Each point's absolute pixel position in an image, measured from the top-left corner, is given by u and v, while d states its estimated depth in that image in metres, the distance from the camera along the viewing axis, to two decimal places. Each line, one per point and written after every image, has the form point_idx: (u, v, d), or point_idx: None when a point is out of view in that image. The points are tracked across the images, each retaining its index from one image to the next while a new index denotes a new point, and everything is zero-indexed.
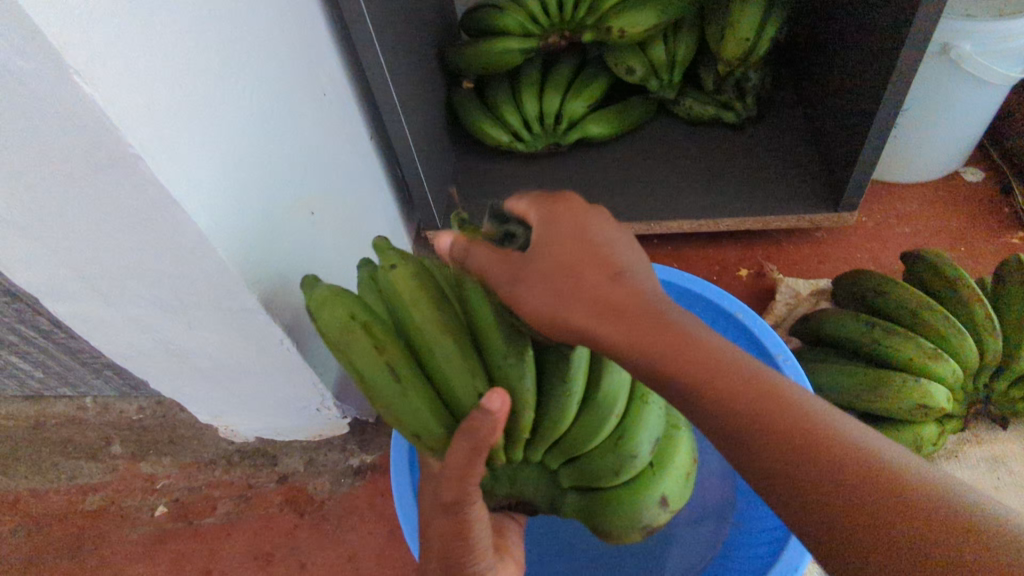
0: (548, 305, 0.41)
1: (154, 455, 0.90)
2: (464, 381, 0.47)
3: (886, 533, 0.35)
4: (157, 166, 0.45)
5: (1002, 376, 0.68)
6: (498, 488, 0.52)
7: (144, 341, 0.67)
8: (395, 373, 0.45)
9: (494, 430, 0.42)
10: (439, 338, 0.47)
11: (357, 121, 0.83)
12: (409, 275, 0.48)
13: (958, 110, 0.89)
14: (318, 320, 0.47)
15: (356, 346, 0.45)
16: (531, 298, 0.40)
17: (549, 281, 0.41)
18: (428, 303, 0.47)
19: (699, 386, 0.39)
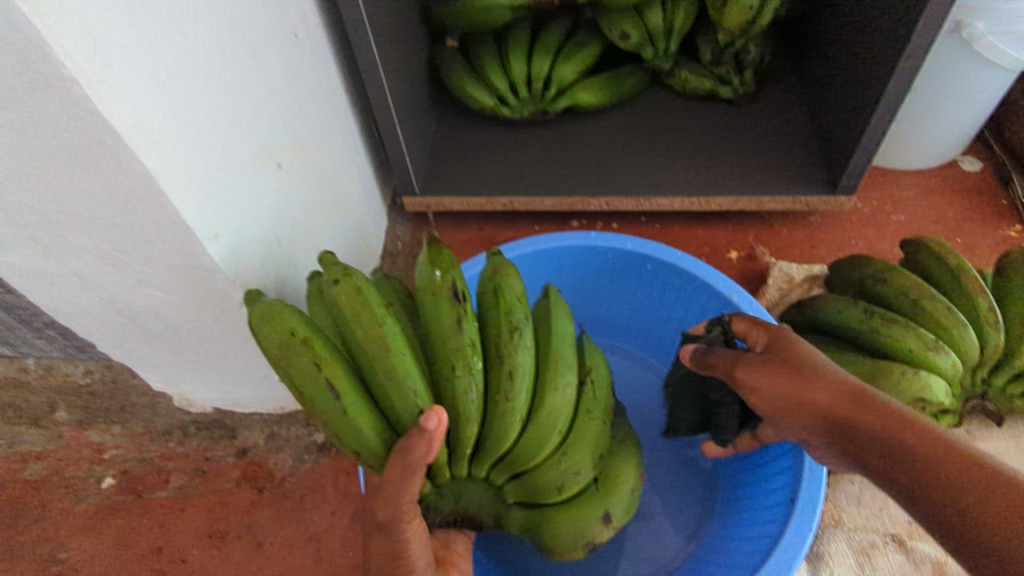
0: (757, 381, 0.54)
1: (103, 423, 0.84)
2: (404, 395, 0.46)
3: (1006, 524, 0.39)
4: (97, 96, 0.39)
5: (1001, 372, 0.66)
6: (442, 502, 0.50)
7: (89, 299, 0.61)
8: (336, 391, 0.45)
9: (428, 449, 0.43)
10: (383, 353, 0.46)
11: (332, 71, 0.76)
12: (352, 290, 0.47)
13: (964, 90, 0.85)
14: (261, 335, 0.47)
15: (298, 364, 0.45)
16: (745, 376, 0.54)
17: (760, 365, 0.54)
18: (371, 319, 0.46)
19: (841, 424, 0.49)
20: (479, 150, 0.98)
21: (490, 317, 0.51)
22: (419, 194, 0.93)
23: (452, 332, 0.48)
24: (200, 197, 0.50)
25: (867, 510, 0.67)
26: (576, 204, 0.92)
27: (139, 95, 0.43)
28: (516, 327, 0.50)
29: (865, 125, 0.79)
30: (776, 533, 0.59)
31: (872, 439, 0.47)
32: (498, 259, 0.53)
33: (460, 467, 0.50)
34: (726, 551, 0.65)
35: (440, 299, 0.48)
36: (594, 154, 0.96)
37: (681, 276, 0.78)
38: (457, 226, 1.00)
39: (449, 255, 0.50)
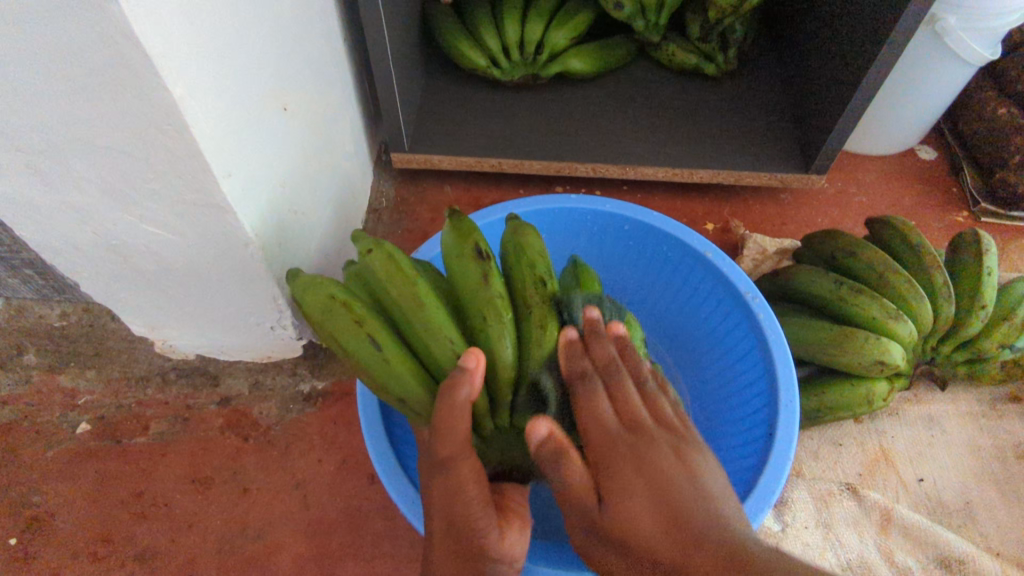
0: (640, 514, 0.38)
1: (75, 368, 0.81)
2: (441, 341, 0.47)
3: None
4: (130, 12, 0.39)
5: (947, 341, 0.73)
6: (489, 454, 0.50)
7: (83, 233, 0.60)
8: (377, 345, 0.46)
9: (472, 387, 0.44)
10: (420, 308, 0.47)
11: (332, 16, 0.75)
12: (386, 254, 0.48)
13: (928, 81, 0.92)
14: (303, 301, 0.48)
15: (340, 323, 0.46)
16: (636, 509, 0.38)
17: (637, 483, 0.39)
18: (404, 280, 0.47)
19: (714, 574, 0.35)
20: (467, 110, 0.98)
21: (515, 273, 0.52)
22: (408, 149, 0.92)
23: (478, 286, 0.49)
24: (216, 132, 0.49)
25: (824, 463, 0.74)
26: (564, 169, 0.93)
27: (166, 17, 0.42)
28: (540, 279, 0.52)
29: (840, 110, 0.84)
30: (757, 466, 0.63)
31: None
32: (517, 222, 0.55)
33: (500, 413, 0.50)
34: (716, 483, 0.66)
35: (464, 254, 0.50)
36: (584, 122, 0.97)
37: (656, 237, 0.80)
38: (444, 185, 1.00)
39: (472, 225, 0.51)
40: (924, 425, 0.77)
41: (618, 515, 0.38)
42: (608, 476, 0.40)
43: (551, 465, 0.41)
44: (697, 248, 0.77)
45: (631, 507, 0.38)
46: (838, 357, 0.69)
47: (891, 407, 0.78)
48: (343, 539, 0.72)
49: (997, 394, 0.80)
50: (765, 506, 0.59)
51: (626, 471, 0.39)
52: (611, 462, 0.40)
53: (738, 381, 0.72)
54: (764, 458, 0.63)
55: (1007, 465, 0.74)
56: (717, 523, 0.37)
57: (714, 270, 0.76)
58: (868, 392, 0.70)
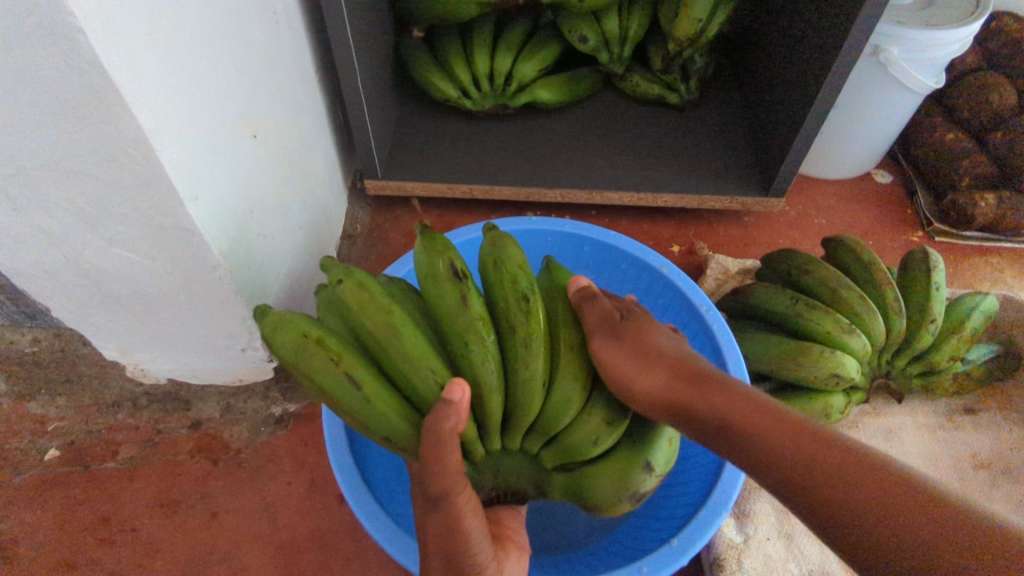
0: (660, 356, 0.49)
1: (45, 395, 0.81)
2: (424, 374, 0.46)
3: (879, 501, 0.39)
4: (100, 44, 0.41)
5: (902, 355, 0.76)
6: (482, 479, 0.52)
7: (53, 257, 0.61)
8: (357, 384, 0.45)
9: (458, 419, 0.44)
10: (399, 339, 0.46)
11: (304, 48, 0.78)
12: (358, 284, 0.47)
13: (878, 109, 0.96)
14: (272, 342, 0.46)
15: (315, 362, 0.44)
16: (656, 342, 0.51)
17: (652, 337, 0.51)
18: (378, 309, 0.47)
19: (717, 420, 0.46)
20: (438, 139, 1.01)
21: (495, 287, 0.51)
22: (381, 177, 0.95)
23: (458, 310, 0.48)
24: (183, 155, 0.51)
25: None
26: (534, 195, 0.96)
27: (134, 49, 0.44)
28: (523, 295, 0.50)
29: (794, 134, 0.87)
30: (709, 480, 0.65)
31: (741, 431, 0.45)
32: (494, 232, 0.52)
33: (491, 441, 0.51)
34: (681, 495, 0.68)
35: (441, 278, 0.48)
36: (552, 149, 1.00)
37: (620, 256, 0.82)
38: (418, 212, 1.03)
39: (444, 239, 0.51)
40: (883, 436, 0.79)
41: (642, 345, 0.50)
42: (631, 324, 0.52)
43: (587, 301, 0.52)
44: (652, 264, 0.80)
45: (649, 338, 0.51)
46: (796, 372, 0.71)
47: (852, 420, 0.81)
48: (313, 559, 0.72)
49: (953, 407, 0.82)
50: (718, 517, 0.60)
51: (649, 331, 0.52)
52: (639, 322, 0.53)
53: None
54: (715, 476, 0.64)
55: (962, 475, 0.77)
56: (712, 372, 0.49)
57: (671, 285, 0.79)
58: (825, 405, 0.72)
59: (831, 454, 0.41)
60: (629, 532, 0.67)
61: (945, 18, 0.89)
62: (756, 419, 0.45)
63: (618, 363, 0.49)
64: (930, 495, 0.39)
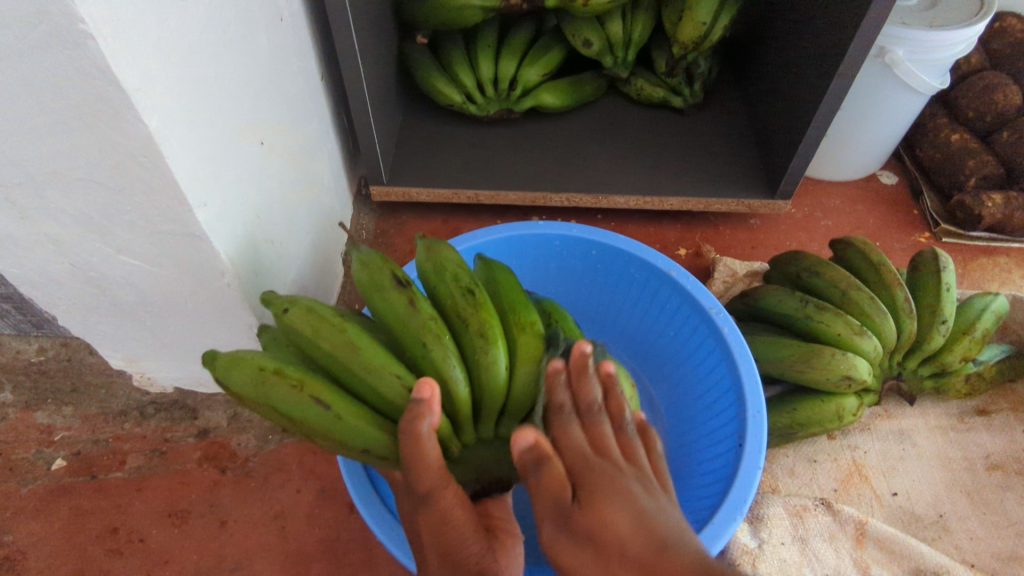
0: (628, 546, 0.33)
1: (52, 405, 0.81)
2: (387, 379, 0.45)
3: None
4: (108, 49, 0.41)
5: (913, 356, 0.75)
6: (462, 475, 0.48)
7: (62, 266, 0.61)
8: (326, 405, 0.43)
9: (432, 416, 0.42)
10: (357, 355, 0.45)
11: (309, 54, 0.77)
12: (306, 310, 0.47)
13: (884, 110, 0.96)
14: (227, 384, 0.43)
15: (278, 395, 0.42)
16: (616, 520, 0.34)
17: (612, 505, 0.35)
18: (332, 329, 0.46)
19: None
20: (442, 144, 1.01)
21: (438, 291, 0.51)
22: (386, 183, 0.95)
23: (408, 314, 0.47)
24: (192, 162, 0.51)
25: (799, 480, 0.75)
26: (539, 199, 0.96)
27: (143, 55, 0.44)
28: (466, 289, 0.50)
29: (800, 137, 0.87)
30: (728, 475, 0.65)
31: None
32: (425, 240, 0.53)
33: (465, 432, 0.48)
34: (699, 496, 0.68)
35: (385, 287, 0.48)
36: (557, 153, 1.00)
37: (626, 259, 0.82)
38: (422, 218, 1.02)
39: (376, 256, 0.50)
40: (896, 439, 0.79)
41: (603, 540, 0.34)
42: (584, 493, 0.36)
43: (533, 471, 0.38)
44: (659, 266, 0.79)
45: (607, 512, 0.35)
46: (807, 374, 0.70)
47: (864, 422, 0.80)
48: (323, 567, 0.72)
49: (965, 408, 0.82)
50: (743, 508, 0.61)
51: (602, 491, 0.36)
52: (596, 486, 0.36)
53: (707, 394, 0.75)
54: (734, 470, 0.64)
55: (976, 477, 0.76)
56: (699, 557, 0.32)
57: (677, 286, 0.78)
58: (838, 407, 0.71)
59: None
60: None
61: (949, 18, 0.89)
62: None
63: None
64: None
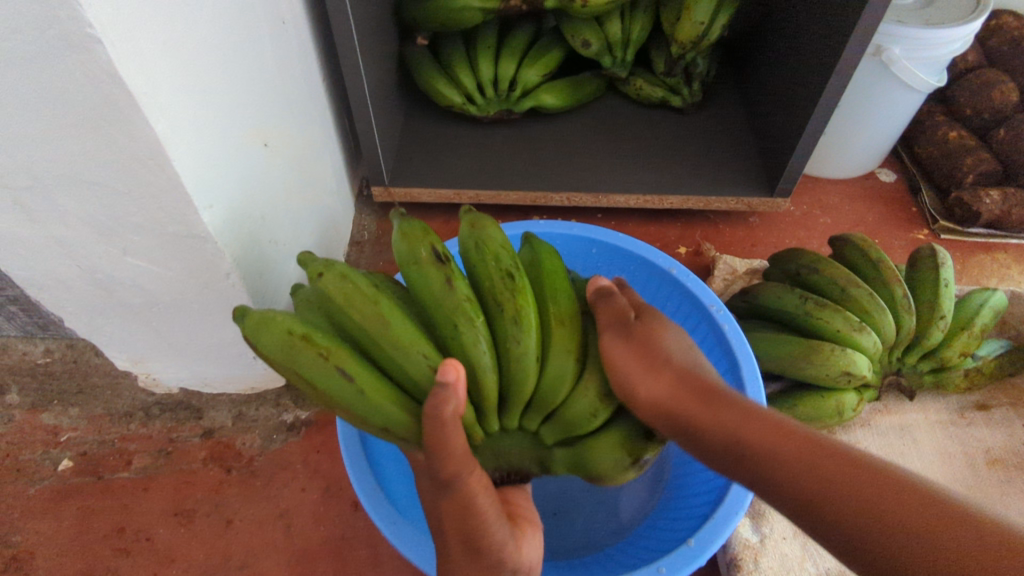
0: (671, 352, 0.47)
1: (58, 406, 0.82)
2: (416, 360, 0.45)
3: (856, 492, 0.38)
4: (115, 53, 0.42)
5: (912, 351, 0.76)
6: (484, 462, 0.51)
7: (69, 268, 0.62)
8: (350, 377, 0.44)
9: (457, 401, 0.42)
10: (386, 328, 0.45)
11: (311, 56, 0.78)
12: (340, 276, 0.46)
13: (882, 108, 0.96)
14: (255, 344, 0.44)
15: (305, 362, 0.43)
16: (665, 336, 0.48)
17: (662, 331, 0.48)
18: (365, 300, 0.46)
19: (714, 426, 0.42)
20: (443, 145, 1.02)
21: (477, 270, 0.50)
22: (388, 184, 0.95)
23: (443, 293, 0.47)
24: (197, 163, 0.52)
25: None
26: (539, 199, 0.96)
27: (149, 59, 0.45)
28: (507, 273, 0.49)
29: (798, 135, 0.88)
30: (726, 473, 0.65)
31: (722, 432, 0.42)
32: (470, 214, 0.52)
33: (489, 421, 0.50)
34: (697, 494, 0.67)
35: (424, 263, 0.47)
36: (557, 153, 1.01)
37: (626, 259, 0.83)
38: (424, 218, 1.03)
39: (421, 225, 0.49)
40: (896, 434, 0.79)
41: (653, 336, 0.47)
42: (645, 320, 0.49)
43: (601, 297, 0.50)
44: (660, 266, 0.80)
45: (658, 330, 0.48)
46: (807, 371, 0.71)
47: (864, 418, 0.81)
48: (329, 565, 0.72)
49: (964, 403, 0.82)
50: (742, 507, 0.61)
51: (659, 327, 0.49)
52: (657, 318, 0.49)
53: None
54: None
55: (976, 471, 0.77)
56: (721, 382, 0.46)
57: (679, 285, 0.79)
58: (838, 402, 0.72)
59: (819, 455, 0.40)
60: (644, 532, 0.69)
61: (945, 17, 0.89)
62: (779, 448, 0.41)
63: (620, 360, 0.46)
64: (883, 473, 0.39)
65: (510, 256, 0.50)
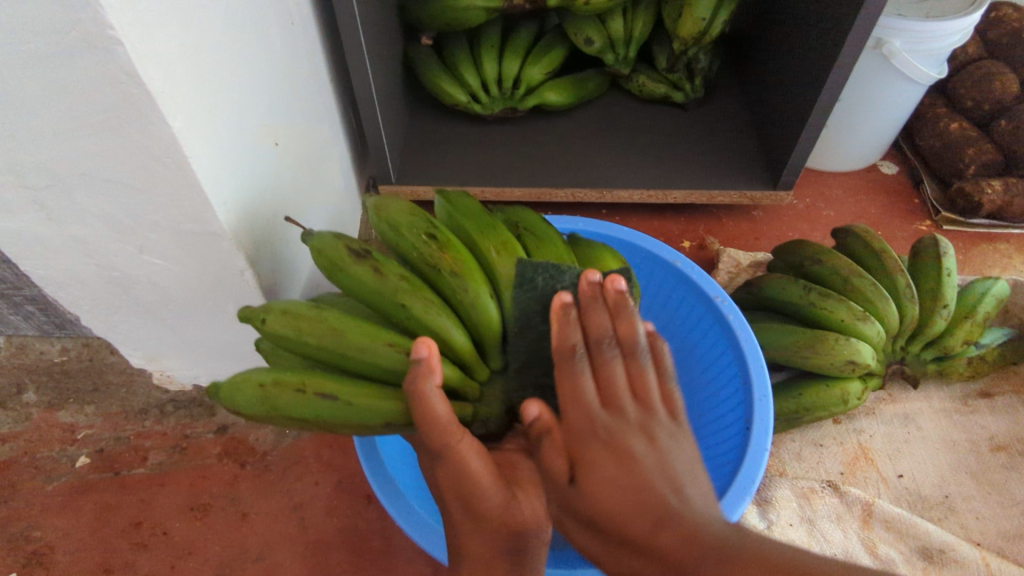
0: (628, 509, 0.39)
1: (74, 404, 0.83)
2: (383, 351, 0.46)
3: None
4: (135, 54, 0.43)
5: (916, 340, 0.77)
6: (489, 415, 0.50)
7: (86, 266, 0.63)
8: (330, 396, 0.44)
9: (433, 373, 0.43)
10: (342, 339, 0.46)
11: (318, 56, 0.79)
12: (282, 313, 0.47)
13: (883, 101, 0.97)
14: (240, 409, 0.46)
15: (284, 401, 0.44)
16: (610, 484, 0.39)
17: (614, 471, 0.39)
18: (313, 323, 0.47)
19: None
20: (448, 143, 1.03)
21: (402, 247, 0.53)
22: (395, 182, 0.97)
23: (380, 277, 0.49)
24: (212, 162, 0.53)
25: (806, 463, 0.76)
26: (544, 195, 0.98)
27: (166, 60, 0.46)
28: (427, 236, 0.52)
29: (800, 128, 0.89)
30: (736, 456, 0.67)
31: None
32: (370, 199, 0.55)
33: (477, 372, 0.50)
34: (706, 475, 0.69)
35: (346, 262, 0.49)
36: (560, 150, 1.02)
37: (629, 251, 0.84)
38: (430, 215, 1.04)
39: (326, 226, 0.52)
40: (901, 422, 0.80)
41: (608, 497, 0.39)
42: (587, 460, 0.40)
43: (535, 445, 0.43)
44: (666, 258, 0.81)
45: (603, 482, 0.39)
46: (811, 361, 0.72)
47: (869, 407, 0.82)
48: (343, 557, 0.73)
49: (968, 391, 0.83)
50: (753, 487, 0.63)
51: (600, 454, 0.40)
52: (592, 447, 0.40)
53: (710, 376, 0.76)
54: (742, 451, 0.66)
55: (981, 459, 0.77)
56: (692, 529, 0.38)
57: (681, 275, 0.81)
58: (843, 392, 0.73)
59: None
60: None
61: (944, 10, 0.90)
62: None
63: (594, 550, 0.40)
64: None
65: (417, 216, 0.53)
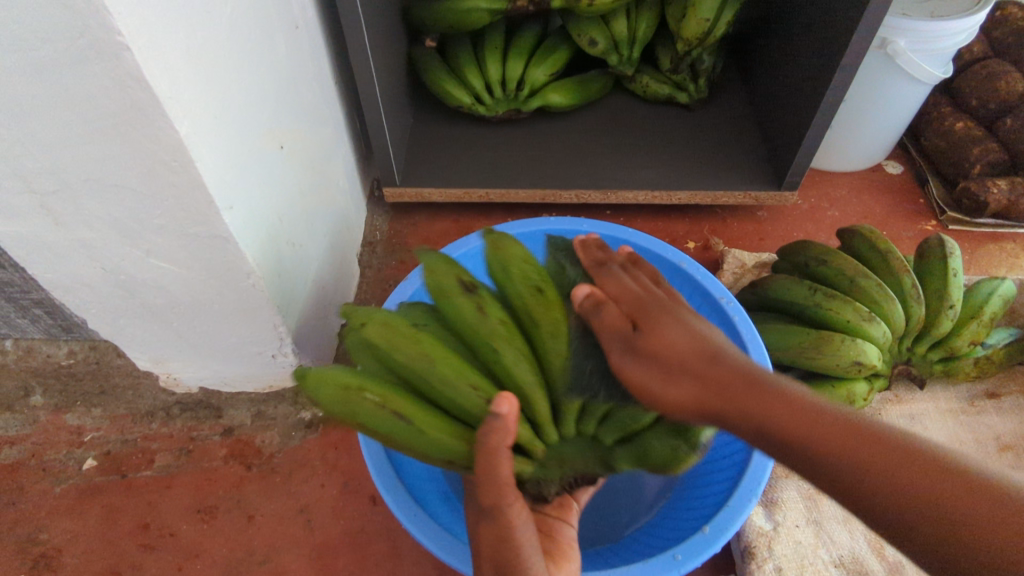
0: (688, 346, 0.43)
1: (81, 407, 0.84)
2: (467, 393, 0.45)
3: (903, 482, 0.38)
4: (142, 59, 0.43)
5: (922, 340, 0.76)
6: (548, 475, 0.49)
7: (94, 270, 0.64)
8: (406, 418, 0.43)
9: (509, 433, 0.43)
10: (433, 366, 0.45)
11: (323, 59, 0.79)
12: (382, 324, 0.46)
13: (887, 100, 0.97)
14: (315, 401, 0.44)
15: (362, 409, 0.43)
16: (671, 330, 0.44)
17: (671, 322, 0.44)
18: (409, 342, 0.46)
19: (763, 429, 0.40)
20: (453, 145, 1.03)
21: (504, 287, 0.51)
22: (400, 184, 0.97)
23: (478, 319, 0.48)
24: (218, 166, 0.53)
25: None
26: (549, 197, 0.98)
27: (173, 65, 0.46)
28: (536, 288, 0.50)
29: (805, 129, 0.89)
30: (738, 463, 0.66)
31: (768, 422, 0.40)
32: (491, 235, 0.51)
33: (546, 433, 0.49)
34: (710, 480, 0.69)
35: (453, 295, 0.48)
36: (565, 151, 1.02)
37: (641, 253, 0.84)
38: (435, 218, 1.04)
39: (438, 255, 0.50)
40: (907, 423, 0.80)
41: (668, 337, 0.43)
42: (645, 318, 0.45)
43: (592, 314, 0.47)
44: (671, 260, 0.81)
45: (664, 330, 0.44)
46: (817, 361, 0.71)
47: (876, 407, 0.81)
48: (348, 559, 0.74)
49: (974, 392, 0.83)
50: (756, 494, 0.62)
51: (657, 311, 0.45)
52: (648, 310, 0.46)
53: None
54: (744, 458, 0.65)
55: (987, 458, 0.77)
56: (745, 367, 0.42)
57: (688, 278, 0.80)
58: (848, 392, 0.72)
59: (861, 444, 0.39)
60: (658, 524, 0.70)
61: (949, 10, 0.90)
62: (821, 434, 0.39)
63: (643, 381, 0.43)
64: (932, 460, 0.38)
65: (531, 264, 0.51)
